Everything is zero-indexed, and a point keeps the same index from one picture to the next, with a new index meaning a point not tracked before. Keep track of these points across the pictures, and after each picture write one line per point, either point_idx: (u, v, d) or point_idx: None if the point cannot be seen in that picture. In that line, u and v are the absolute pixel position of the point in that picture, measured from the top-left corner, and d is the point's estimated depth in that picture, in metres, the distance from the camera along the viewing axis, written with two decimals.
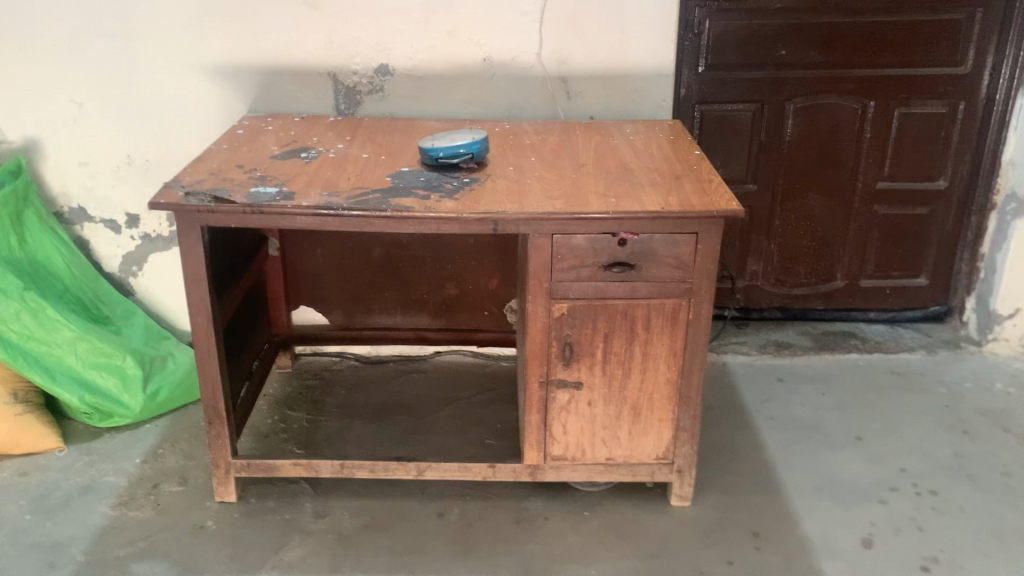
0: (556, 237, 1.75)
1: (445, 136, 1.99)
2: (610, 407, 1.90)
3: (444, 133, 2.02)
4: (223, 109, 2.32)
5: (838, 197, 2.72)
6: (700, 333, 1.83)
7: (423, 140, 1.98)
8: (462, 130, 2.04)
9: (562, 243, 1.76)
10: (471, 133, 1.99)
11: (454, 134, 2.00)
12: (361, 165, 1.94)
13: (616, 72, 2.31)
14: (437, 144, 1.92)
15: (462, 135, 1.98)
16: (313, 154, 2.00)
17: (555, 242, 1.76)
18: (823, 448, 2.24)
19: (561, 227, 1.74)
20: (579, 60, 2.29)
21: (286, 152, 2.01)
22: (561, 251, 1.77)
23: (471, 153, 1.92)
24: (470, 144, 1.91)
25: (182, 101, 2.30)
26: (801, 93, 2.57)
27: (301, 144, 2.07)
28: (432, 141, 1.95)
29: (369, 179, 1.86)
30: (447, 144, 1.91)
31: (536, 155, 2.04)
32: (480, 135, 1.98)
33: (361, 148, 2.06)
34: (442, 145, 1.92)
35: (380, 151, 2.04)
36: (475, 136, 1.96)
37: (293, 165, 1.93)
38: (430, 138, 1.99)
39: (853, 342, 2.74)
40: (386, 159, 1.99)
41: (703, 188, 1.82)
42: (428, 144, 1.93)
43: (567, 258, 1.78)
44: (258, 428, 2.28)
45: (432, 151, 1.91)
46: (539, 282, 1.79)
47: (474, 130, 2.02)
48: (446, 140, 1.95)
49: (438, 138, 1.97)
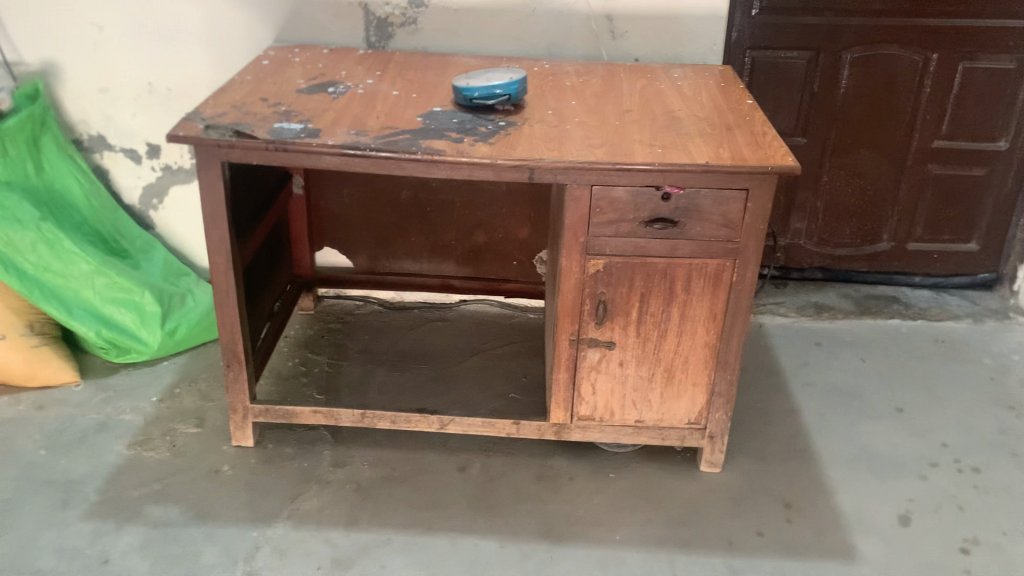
0: (596, 188, 1.66)
1: (480, 75, 1.87)
2: (643, 368, 1.82)
3: (479, 71, 1.91)
4: (248, 38, 2.20)
5: (891, 154, 2.58)
6: (742, 296, 1.74)
7: (458, 78, 1.87)
8: (499, 68, 1.92)
9: (601, 196, 1.66)
10: (508, 72, 1.87)
11: (490, 71, 1.88)
12: (391, 103, 1.84)
13: (665, 12, 2.17)
14: (472, 84, 1.81)
15: (498, 74, 1.86)
16: (341, 89, 1.90)
17: (594, 194, 1.66)
18: (861, 417, 2.14)
19: (602, 179, 1.64)
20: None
21: (313, 86, 1.90)
22: (599, 204, 1.67)
23: (508, 94, 1.80)
24: (507, 83, 1.79)
25: (207, 27, 2.19)
26: (859, 42, 2.42)
27: (329, 78, 1.96)
28: (466, 80, 1.83)
29: (399, 118, 1.76)
30: (483, 83, 1.80)
31: (576, 98, 1.92)
32: (519, 74, 1.86)
33: (392, 84, 1.95)
34: (478, 84, 1.80)
35: (411, 88, 1.93)
36: (513, 75, 1.84)
37: (319, 100, 1.82)
38: (465, 76, 1.88)
39: (897, 307, 2.62)
40: (418, 96, 1.88)
41: (755, 141, 1.70)
42: (462, 83, 1.82)
43: (606, 211, 1.68)
44: (278, 370, 2.22)
45: (467, 90, 1.79)
46: (575, 237, 1.70)
47: (511, 69, 1.90)
48: (482, 79, 1.83)
49: (473, 77, 1.86)
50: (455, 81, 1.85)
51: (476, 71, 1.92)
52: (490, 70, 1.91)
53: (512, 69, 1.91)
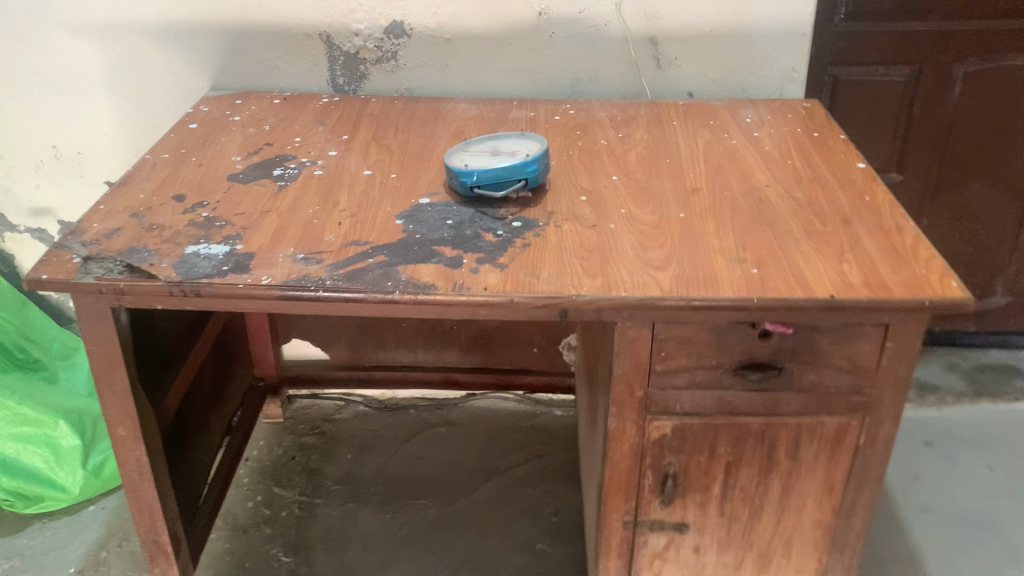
0: (663, 327, 1.12)
1: (485, 150, 1.34)
2: (727, 555, 1.30)
3: (482, 140, 1.37)
4: (176, 87, 1.68)
5: (1011, 191, 2.02)
6: (871, 464, 1.21)
7: (453, 155, 1.34)
8: (509, 133, 1.38)
9: (670, 338, 1.13)
10: (524, 144, 1.34)
11: (499, 144, 1.35)
12: (361, 193, 1.30)
13: (728, 30, 1.61)
14: (475, 167, 1.27)
15: (510, 149, 1.33)
16: (292, 171, 1.37)
17: (660, 335, 1.12)
18: (1003, 564, 1.62)
19: (674, 318, 1.10)
20: (676, 14, 1.60)
21: (252, 167, 1.37)
22: (668, 348, 1.13)
23: (524, 178, 1.26)
24: (524, 163, 1.26)
25: (121, 76, 1.67)
26: (976, 52, 1.85)
27: (276, 151, 1.43)
28: (466, 162, 1.30)
29: (370, 221, 1.23)
30: (491, 167, 1.27)
31: (619, 169, 1.38)
32: (539, 145, 1.32)
33: (363, 159, 1.41)
34: (483, 168, 1.27)
35: (390, 165, 1.39)
36: (531, 150, 1.31)
37: (258, 193, 1.29)
38: (463, 151, 1.34)
39: (1018, 382, 2.09)
40: (398, 180, 1.34)
41: (891, 246, 1.16)
42: (461, 167, 1.28)
43: (677, 357, 1.14)
44: (235, 517, 1.71)
45: (468, 177, 1.26)
46: (631, 391, 1.17)
47: (526, 134, 1.37)
48: (488, 159, 1.30)
49: (476, 154, 1.33)
50: (449, 160, 1.32)
51: (477, 138, 1.39)
52: (497, 135, 1.38)
53: (526, 133, 1.37)
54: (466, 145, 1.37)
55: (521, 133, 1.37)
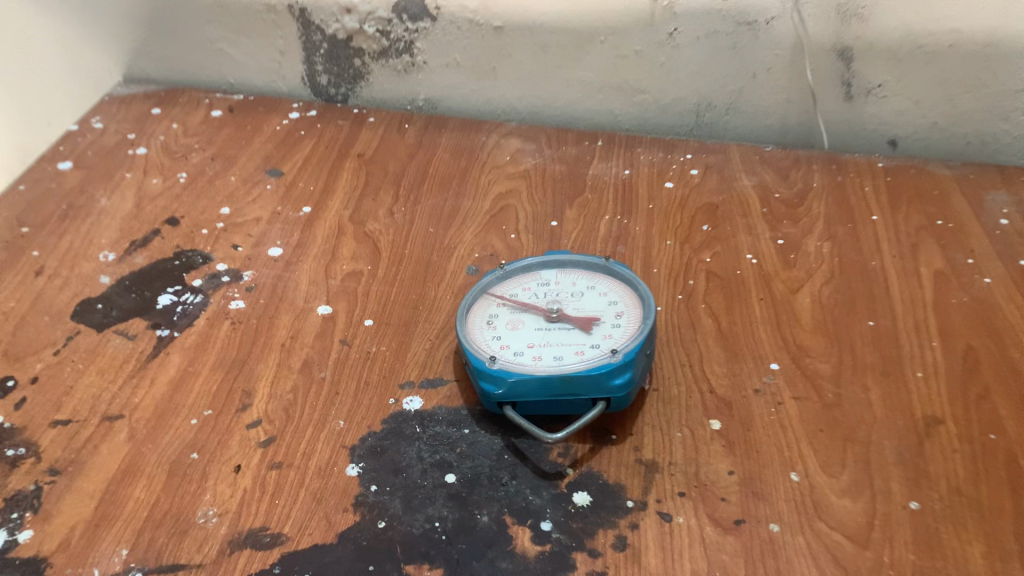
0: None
1: (534, 303, 0.72)
2: None
3: (530, 272, 0.75)
4: None
5: None
6: None
7: (473, 306, 0.72)
8: (580, 256, 0.75)
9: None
10: (607, 295, 0.72)
11: (560, 293, 0.72)
12: (299, 372, 0.71)
13: (979, 46, 0.91)
14: (511, 359, 0.66)
15: (581, 308, 0.70)
16: (193, 299, 0.77)
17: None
18: None
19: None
20: (896, 15, 0.91)
21: (126, 284, 0.78)
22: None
23: (597, 395, 0.64)
24: (605, 362, 0.64)
25: None
26: None
27: (180, 241, 0.83)
28: (495, 337, 0.69)
29: (299, 465, 0.64)
30: (540, 365, 0.65)
31: (780, 345, 0.75)
32: (636, 306, 0.70)
33: (323, 273, 0.81)
34: (525, 364, 0.65)
35: (367, 291, 0.79)
36: (621, 320, 0.69)
37: (114, 364, 0.71)
38: (491, 299, 0.73)
39: None
40: (374, 339, 0.74)
41: None
42: (483, 351, 0.67)
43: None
44: None
45: (493, 382, 0.65)
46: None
47: (612, 265, 0.74)
48: (537, 336, 0.68)
49: (517, 314, 0.71)
50: (463, 321, 0.70)
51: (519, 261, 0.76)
52: (556, 262, 0.75)
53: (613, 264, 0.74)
54: (501, 278, 0.75)
55: (603, 261, 0.74)
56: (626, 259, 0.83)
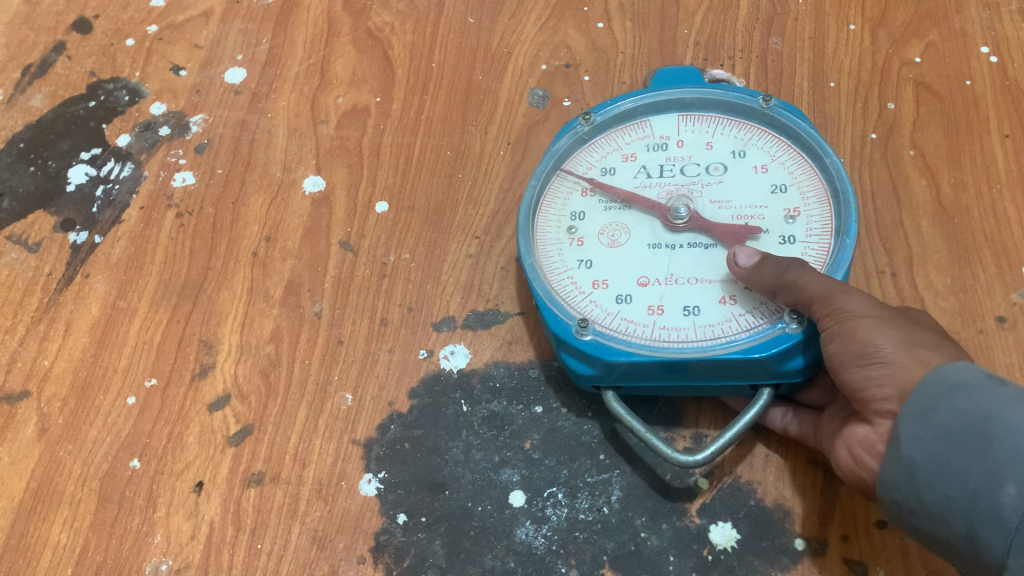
0: (895, 322, 0.35)
1: (644, 191, 0.44)
2: None
3: (633, 123, 0.46)
4: None
5: None
6: None
7: (542, 196, 0.45)
8: (717, 92, 0.45)
9: (870, 309, 0.35)
10: (766, 174, 0.43)
11: (687, 168, 0.44)
12: (281, 306, 0.47)
13: None
14: (612, 317, 0.40)
15: (724, 203, 0.43)
16: (119, 172, 0.51)
17: (864, 311, 0.35)
18: None
19: (915, 419, 0.32)
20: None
21: (21, 148, 0.52)
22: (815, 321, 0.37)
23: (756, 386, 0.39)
24: (776, 334, 0.38)
25: None
26: None
27: (94, 63, 0.55)
28: (584, 264, 0.42)
29: (287, 477, 0.42)
30: (661, 331, 0.39)
31: None
32: (819, 202, 0.42)
33: (309, 112, 0.53)
34: (638, 330, 0.40)
35: (377, 145, 0.51)
36: (794, 234, 0.41)
37: (11, 300, 0.48)
38: (572, 181, 0.45)
39: None
40: (392, 240, 0.48)
41: None
42: (566, 297, 0.41)
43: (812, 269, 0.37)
44: None
45: (586, 361, 0.39)
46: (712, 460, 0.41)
47: (773, 110, 0.44)
48: (654, 264, 0.42)
49: (618, 214, 0.44)
50: (530, 229, 0.44)
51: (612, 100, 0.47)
52: (675, 102, 0.46)
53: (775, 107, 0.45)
54: (584, 138, 0.46)
55: (757, 102, 0.45)
56: (780, 67, 0.52)
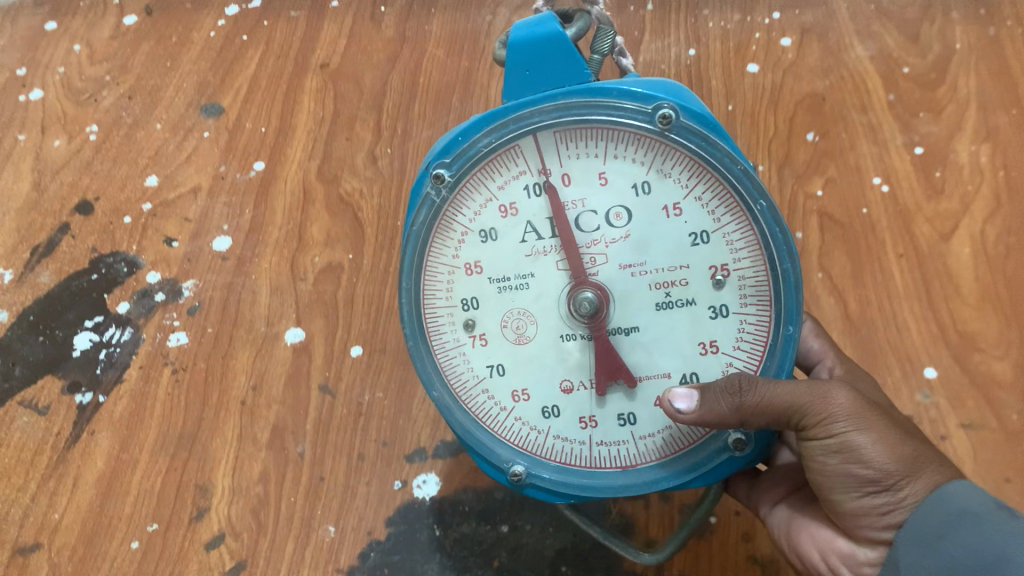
0: (883, 430, 0.37)
1: (538, 261, 0.41)
2: None
3: (504, 155, 0.41)
4: None
5: None
6: None
7: (425, 285, 0.42)
8: (598, 106, 0.39)
9: (860, 421, 0.37)
10: (680, 220, 0.40)
11: (584, 217, 0.41)
12: (268, 448, 0.52)
13: None
14: (549, 438, 0.42)
15: (635, 268, 0.41)
16: (120, 336, 0.57)
17: (856, 432, 0.37)
18: None
19: (931, 548, 0.36)
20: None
21: (31, 319, 0.58)
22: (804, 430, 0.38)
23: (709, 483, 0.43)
24: (721, 461, 0.41)
25: None
26: None
27: (96, 239, 0.62)
28: (496, 370, 0.42)
29: None
30: (603, 447, 0.42)
31: (935, 336, 0.54)
32: (747, 254, 0.40)
33: (289, 271, 0.59)
34: (580, 453, 0.42)
35: (350, 297, 0.58)
36: (727, 303, 0.40)
37: (23, 460, 0.53)
38: (451, 257, 0.42)
39: None
40: (366, 380, 0.54)
41: None
42: (493, 423, 0.43)
43: (767, 390, 0.37)
44: None
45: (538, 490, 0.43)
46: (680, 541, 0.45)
47: (675, 128, 0.39)
48: (573, 366, 0.42)
49: (513, 296, 0.42)
50: (426, 341, 0.43)
51: (466, 126, 0.41)
52: (549, 125, 0.40)
53: (675, 119, 0.39)
54: (449, 197, 0.42)
55: (653, 121, 0.39)
56: None
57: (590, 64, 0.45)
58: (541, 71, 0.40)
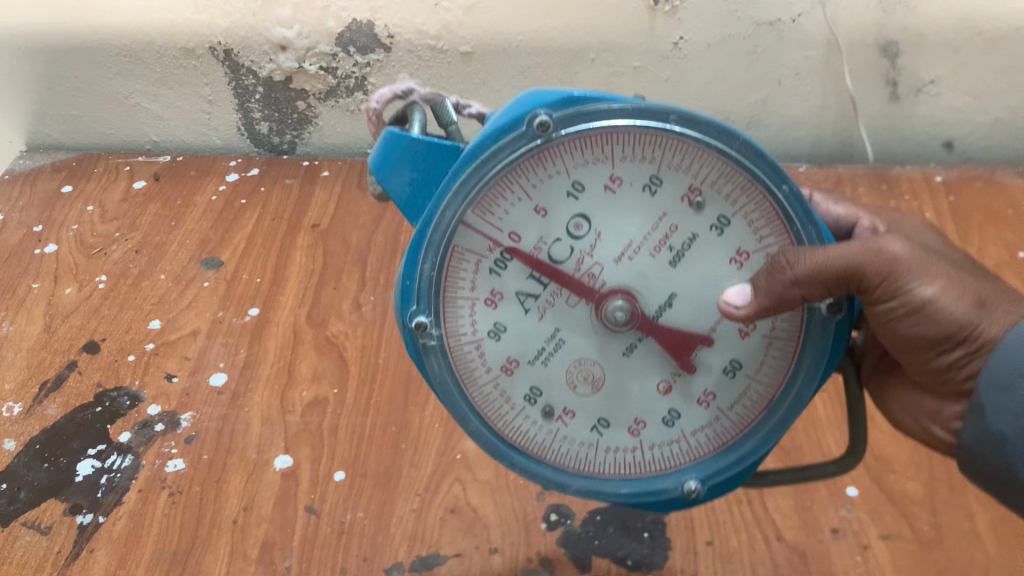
0: (948, 279, 0.42)
1: (550, 315, 0.43)
2: None
3: (447, 265, 0.42)
4: None
5: None
6: None
7: (491, 416, 0.45)
8: (485, 161, 0.40)
9: (919, 264, 0.41)
10: (631, 187, 0.41)
11: (556, 250, 0.42)
12: (257, 563, 0.56)
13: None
14: (690, 438, 0.45)
15: (628, 253, 0.42)
16: (121, 462, 0.62)
17: (922, 287, 0.41)
18: None
19: (1013, 389, 0.41)
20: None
21: (37, 448, 0.63)
22: (873, 291, 0.42)
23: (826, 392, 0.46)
24: (837, 339, 0.43)
25: None
26: None
27: (101, 376, 0.68)
28: (601, 426, 0.45)
29: None
30: (733, 410, 0.45)
31: None
32: (699, 168, 0.40)
33: (279, 404, 0.65)
34: (719, 432, 0.45)
35: (335, 426, 0.64)
36: (723, 212, 0.41)
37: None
38: (486, 375, 0.44)
39: None
40: (348, 501, 0.59)
41: None
42: (638, 467, 0.46)
43: (816, 258, 0.39)
44: None
45: (721, 485, 0.46)
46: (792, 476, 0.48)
47: (557, 127, 0.40)
48: (644, 366, 0.44)
49: (558, 360, 0.44)
50: (538, 458, 0.45)
51: (403, 270, 0.42)
52: (461, 206, 0.41)
53: (553, 122, 0.40)
54: (441, 332, 0.43)
55: (537, 138, 0.40)
56: None
57: (449, 137, 0.45)
58: (412, 174, 0.43)
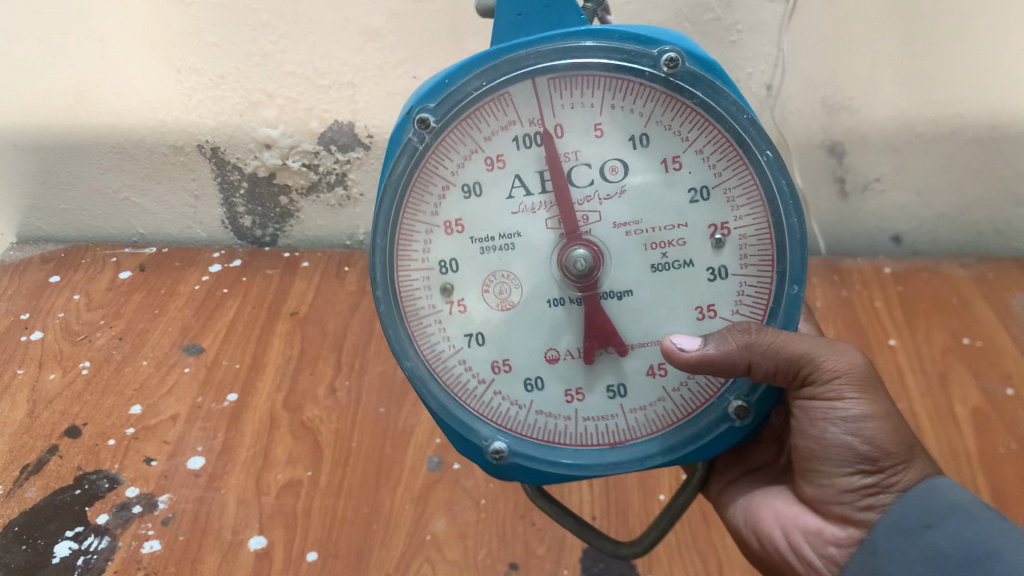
0: (881, 412, 0.48)
1: (522, 217, 0.49)
2: None
3: (485, 104, 0.48)
4: None
5: None
6: None
7: (400, 240, 0.50)
8: (604, 49, 0.46)
9: (860, 387, 0.48)
10: (683, 174, 0.48)
11: (578, 168, 0.49)
12: None
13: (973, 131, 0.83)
14: (626, 415, 0.52)
15: (631, 227, 0.49)
16: (98, 543, 0.63)
17: (855, 403, 0.48)
18: None
19: (919, 536, 0.46)
20: (850, 51, 0.81)
21: (14, 530, 0.64)
22: (801, 380, 0.48)
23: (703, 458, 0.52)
24: (732, 422, 0.50)
25: None
26: None
27: (81, 459, 0.70)
28: (472, 339, 0.51)
29: None
30: (676, 393, 0.51)
31: None
32: (755, 205, 0.48)
33: (255, 486, 0.67)
34: (604, 432, 0.52)
35: (309, 507, 0.66)
36: (727, 264, 0.49)
37: None
38: (429, 215, 0.50)
39: None
40: None
41: None
42: (473, 399, 0.52)
43: (777, 333, 0.46)
44: None
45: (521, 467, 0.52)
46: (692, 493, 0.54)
47: (679, 73, 0.46)
48: (564, 325, 0.51)
49: (495, 258, 0.50)
50: (402, 310, 0.51)
51: (454, 72, 0.48)
52: (546, 70, 0.47)
53: (681, 68, 0.46)
54: (431, 146, 0.49)
55: (661, 71, 0.46)
56: None
57: (585, 11, 0.51)
58: (531, 14, 0.48)
